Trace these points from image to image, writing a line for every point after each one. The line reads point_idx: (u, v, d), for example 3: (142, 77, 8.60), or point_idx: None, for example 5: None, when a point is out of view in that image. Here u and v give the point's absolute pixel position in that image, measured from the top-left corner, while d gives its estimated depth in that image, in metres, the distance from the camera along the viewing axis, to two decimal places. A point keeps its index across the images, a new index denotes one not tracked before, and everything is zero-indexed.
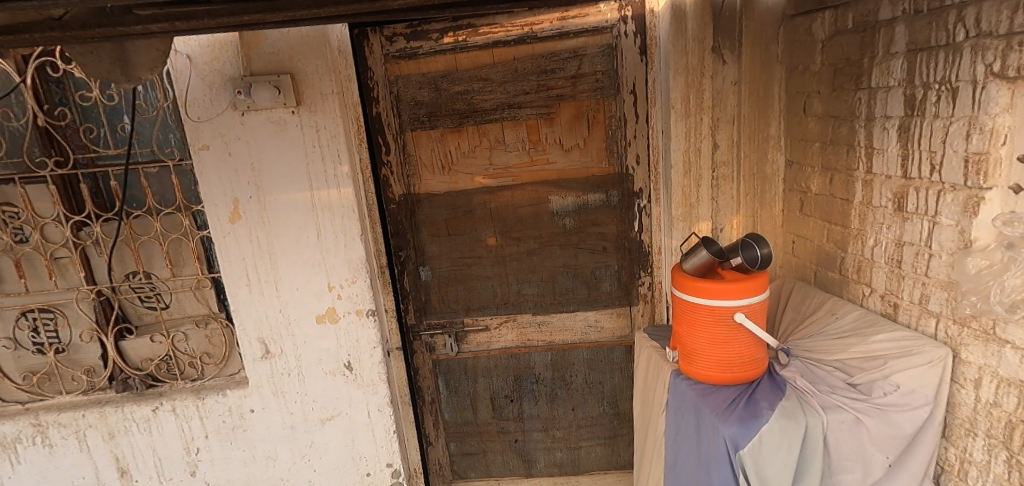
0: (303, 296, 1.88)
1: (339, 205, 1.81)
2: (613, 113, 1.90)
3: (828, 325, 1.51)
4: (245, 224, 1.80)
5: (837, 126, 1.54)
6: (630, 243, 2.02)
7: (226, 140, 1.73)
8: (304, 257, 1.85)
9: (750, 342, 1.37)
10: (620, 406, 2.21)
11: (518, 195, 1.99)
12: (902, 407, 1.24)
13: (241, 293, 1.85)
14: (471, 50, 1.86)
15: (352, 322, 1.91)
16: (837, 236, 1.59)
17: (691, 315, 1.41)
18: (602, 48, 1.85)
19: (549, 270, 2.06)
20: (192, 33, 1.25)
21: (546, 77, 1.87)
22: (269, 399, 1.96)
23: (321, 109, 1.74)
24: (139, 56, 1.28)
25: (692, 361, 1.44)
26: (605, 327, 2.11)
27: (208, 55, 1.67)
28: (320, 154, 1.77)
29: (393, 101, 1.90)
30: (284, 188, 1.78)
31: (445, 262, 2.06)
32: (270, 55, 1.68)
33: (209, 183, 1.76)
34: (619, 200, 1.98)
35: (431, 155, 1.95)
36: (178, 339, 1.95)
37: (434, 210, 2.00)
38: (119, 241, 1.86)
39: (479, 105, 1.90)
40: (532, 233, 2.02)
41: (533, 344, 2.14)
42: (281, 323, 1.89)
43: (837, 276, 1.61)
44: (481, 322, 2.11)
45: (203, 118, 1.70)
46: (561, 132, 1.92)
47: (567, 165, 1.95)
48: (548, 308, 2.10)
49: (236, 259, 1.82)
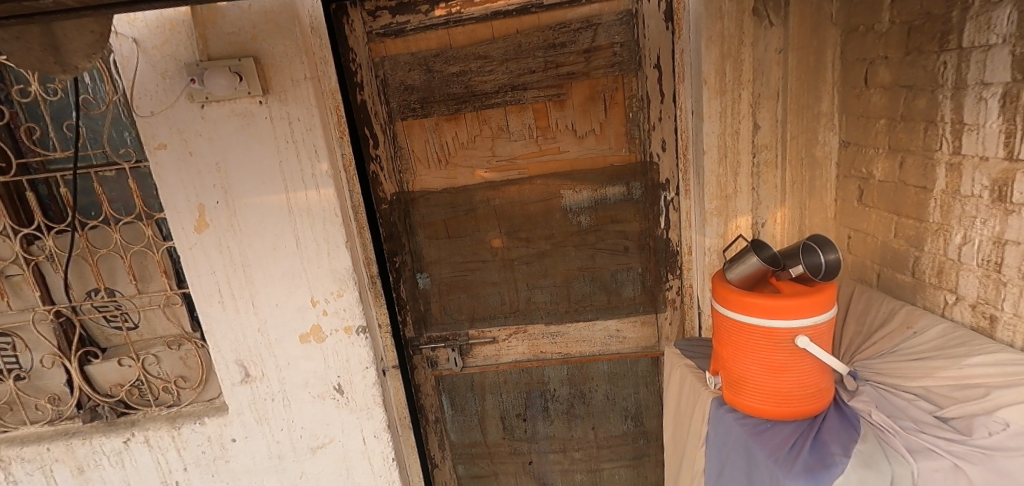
0: (284, 313, 1.65)
1: (319, 208, 1.57)
2: (634, 92, 1.63)
3: (905, 342, 1.24)
4: (213, 233, 1.57)
5: (911, 99, 1.27)
6: (656, 242, 1.75)
7: (185, 137, 1.50)
8: (282, 270, 1.61)
9: (814, 370, 1.11)
10: (645, 424, 1.97)
11: (526, 190, 1.74)
12: (1013, 451, 0.93)
13: (214, 310, 1.63)
14: (466, 23, 1.60)
15: (341, 341, 1.69)
16: (910, 232, 1.33)
17: (737, 337, 1.15)
18: (620, 15, 1.57)
19: (564, 274, 1.81)
20: (132, 9, 1.01)
21: (555, 52, 1.61)
22: (252, 426, 1.75)
23: (293, 98, 1.49)
24: (70, 41, 1.03)
25: (737, 390, 1.19)
26: (628, 338, 1.86)
27: (158, 38, 1.42)
28: (294, 150, 1.53)
29: (380, 87, 1.66)
30: (255, 191, 1.55)
31: (445, 268, 1.83)
32: (229, 35, 1.44)
33: (169, 187, 1.52)
34: (641, 193, 1.72)
35: (425, 148, 1.72)
36: (149, 361, 1.75)
37: (430, 209, 1.78)
38: (76, 255, 1.65)
39: (477, 88, 1.65)
40: (543, 233, 1.78)
41: (546, 357, 1.90)
42: (261, 344, 1.67)
43: (909, 279, 1.35)
44: (487, 334, 1.88)
45: (156, 112, 1.47)
46: (573, 116, 1.66)
47: (581, 154, 1.70)
48: (563, 318, 1.86)
49: (205, 272, 1.60)
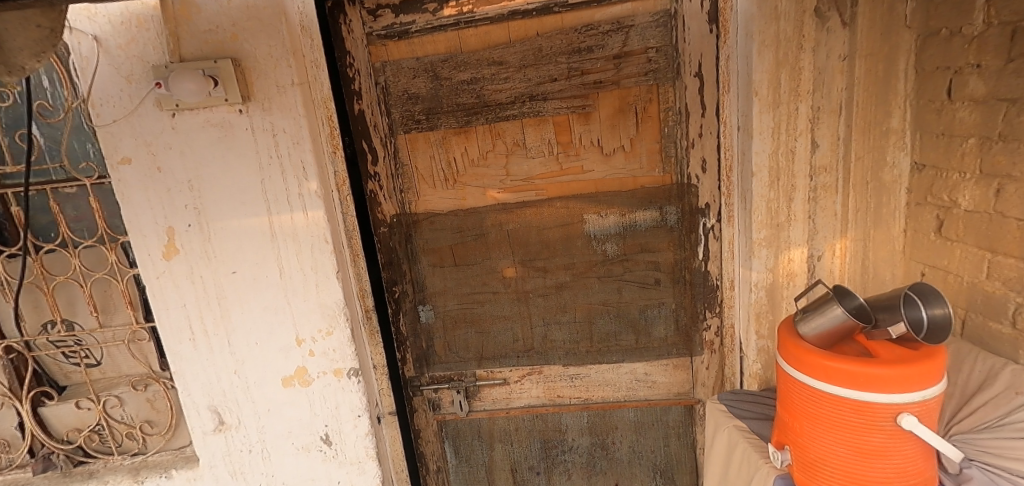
0: (265, 353, 1.43)
1: (306, 233, 1.37)
2: (670, 104, 1.42)
3: (1017, 412, 1.01)
4: (184, 260, 1.36)
5: (1014, 114, 1.07)
6: (693, 275, 1.53)
7: (153, 151, 1.30)
8: (262, 303, 1.40)
9: (918, 455, 0.88)
10: (676, 481, 1.73)
11: (545, 213, 1.53)
12: None
13: (184, 349, 1.42)
14: (480, 25, 1.40)
15: (329, 385, 1.46)
16: (1009, 273, 1.12)
17: (818, 408, 0.92)
18: (657, 16, 1.37)
19: (585, 309, 1.59)
20: None
21: (580, 58, 1.41)
22: (225, 481, 1.53)
23: (278, 106, 1.29)
24: (12, 35, 0.81)
25: (814, 474, 0.95)
26: (658, 383, 1.63)
27: (122, 35, 1.23)
28: (279, 167, 1.32)
29: (380, 95, 1.47)
30: (233, 213, 1.34)
31: (451, 300, 1.62)
32: (205, 34, 1.24)
33: (135, 207, 1.32)
34: (677, 219, 1.50)
35: (430, 165, 1.52)
36: (111, 404, 1.53)
37: (435, 234, 1.57)
38: (30, 283, 1.44)
39: (491, 98, 1.45)
40: (562, 262, 1.56)
41: (563, 403, 1.67)
42: (237, 388, 1.45)
43: (1008, 330, 1.14)
44: (498, 375, 1.66)
45: (120, 121, 1.27)
46: (599, 131, 1.46)
47: (607, 174, 1.49)
48: (583, 359, 1.63)
49: (176, 305, 1.39)
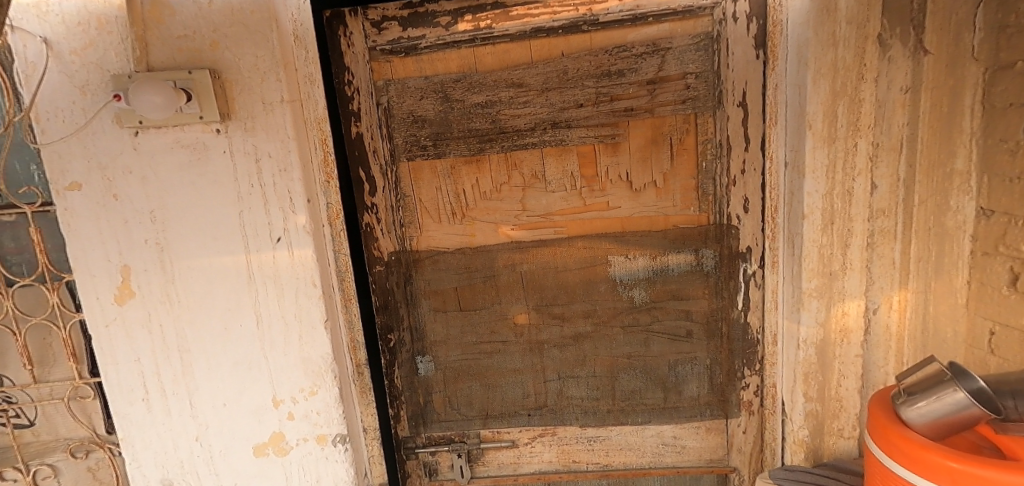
0: (234, 416, 1.21)
1: (290, 275, 1.16)
2: (709, 137, 1.28)
3: None
4: (139, 305, 1.14)
5: None
6: (730, 328, 1.36)
7: (108, 175, 1.09)
8: (234, 357, 1.18)
9: None
10: None
11: (564, 254, 1.35)
12: None
13: (136, 411, 1.18)
14: (499, 42, 1.24)
15: (310, 454, 1.24)
16: None
17: None
18: (697, 39, 1.23)
19: (607, 363, 1.41)
20: None
21: (610, 82, 1.25)
22: None
23: (262, 127, 1.10)
24: None
25: None
26: (688, 448, 1.45)
27: (77, 38, 1.03)
28: (260, 198, 1.12)
29: (381, 117, 1.29)
30: (202, 250, 1.13)
31: (454, 351, 1.41)
32: (179, 40, 1.05)
33: (82, 242, 1.10)
34: (714, 264, 1.34)
35: (435, 197, 1.33)
36: (44, 475, 1.27)
37: (438, 275, 1.37)
38: None
39: (508, 124, 1.28)
40: (582, 309, 1.38)
41: (579, 469, 1.47)
42: (199, 457, 1.22)
43: None
44: (505, 437, 1.46)
45: (69, 138, 1.06)
46: (628, 164, 1.30)
47: (635, 211, 1.32)
48: (604, 420, 1.44)
49: (127, 359, 1.16)
